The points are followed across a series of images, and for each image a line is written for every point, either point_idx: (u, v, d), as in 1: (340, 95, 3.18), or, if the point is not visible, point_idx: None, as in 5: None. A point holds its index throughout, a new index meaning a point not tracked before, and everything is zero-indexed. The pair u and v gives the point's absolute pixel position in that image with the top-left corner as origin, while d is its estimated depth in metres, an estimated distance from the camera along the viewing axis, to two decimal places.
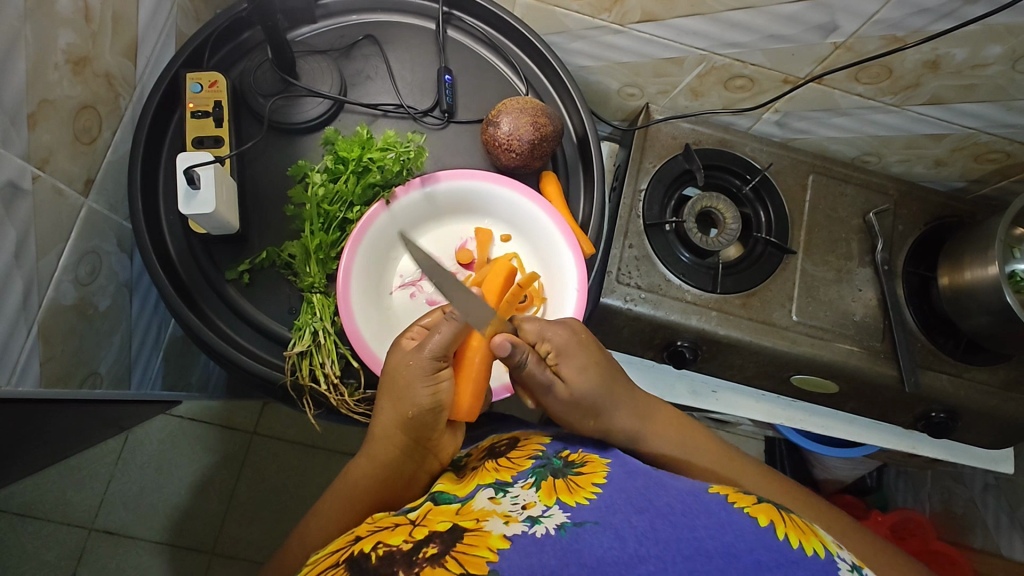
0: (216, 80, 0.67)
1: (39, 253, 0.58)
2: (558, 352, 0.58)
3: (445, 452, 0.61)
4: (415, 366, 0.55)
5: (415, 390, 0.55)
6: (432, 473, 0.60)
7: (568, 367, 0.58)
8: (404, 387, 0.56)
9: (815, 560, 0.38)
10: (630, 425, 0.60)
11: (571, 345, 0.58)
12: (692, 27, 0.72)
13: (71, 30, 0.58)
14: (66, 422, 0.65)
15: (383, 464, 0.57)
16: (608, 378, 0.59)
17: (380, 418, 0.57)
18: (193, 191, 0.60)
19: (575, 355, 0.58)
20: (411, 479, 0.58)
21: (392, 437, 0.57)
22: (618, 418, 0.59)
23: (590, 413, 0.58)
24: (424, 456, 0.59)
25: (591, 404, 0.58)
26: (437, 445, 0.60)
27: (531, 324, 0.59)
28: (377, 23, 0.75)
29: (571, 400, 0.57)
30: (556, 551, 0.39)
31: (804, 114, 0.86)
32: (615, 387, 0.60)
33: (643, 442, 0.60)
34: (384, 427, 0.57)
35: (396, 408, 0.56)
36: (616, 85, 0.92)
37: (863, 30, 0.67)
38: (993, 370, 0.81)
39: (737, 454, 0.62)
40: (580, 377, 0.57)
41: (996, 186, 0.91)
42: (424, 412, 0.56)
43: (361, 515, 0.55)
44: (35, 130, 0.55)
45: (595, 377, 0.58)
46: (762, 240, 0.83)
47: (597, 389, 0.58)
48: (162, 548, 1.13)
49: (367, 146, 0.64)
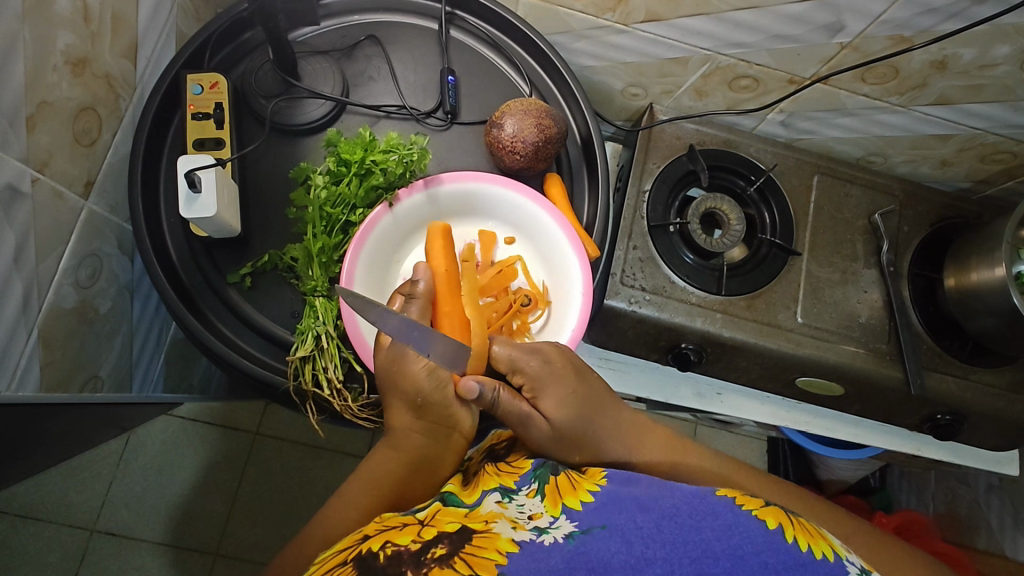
0: (217, 82, 0.66)
1: (39, 257, 0.58)
2: (533, 384, 0.59)
3: (465, 426, 0.61)
4: (401, 356, 0.58)
5: (413, 370, 0.57)
6: (455, 455, 0.60)
7: (544, 397, 0.58)
8: (402, 372, 0.57)
9: (823, 564, 0.38)
10: (623, 451, 0.58)
11: (545, 375, 0.59)
12: (697, 27, 0.71)
13: (69, 31, 0.57)
14: (66, 424, 0.65)
15: (401, 451, 0.56)
16: (590, 405, 0.59)
17: (392, 410, 0.58)
18: (194, 195, 0.59)
19: (550, 385, 0.58)
20: (433, 466, 0.57)
21: (408, 425, 0.57)
22: (608, 448, 0.58)
23: (574, 446, 0.57)
24: (446, 438, 0.59)
25: (574, 434, 0.57)
26: (455, 423, 0.60)
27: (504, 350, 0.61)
28: (379, 24, 0.74)
29: (551, 432, 0.57)
30: (564, 555, 0.38)
31: (810, 114, 0.85)
32: (598, 414, 0.59)
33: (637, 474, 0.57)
34: (398, 416, 0.58)
35: (404, 396, 0.58)
36: (619, 85, 0.91)
37: (870, 30, 0.66)
38: (1000, 372, 0.81)
39: (736, 460, 0.59)
40: (558, 407, 0.57)
41: (1002, 187, 0.90)
42: (431, 388, 0.58)
43: (373, 507, 0.51)
44: (34, 133, 0.54)
45: (574, 406, 0.58)
46: (767, 242, 0.82)
47: (577, 418, 0.57)
48: (164, 549, 1.13)
49: (369, 147, 0.63)
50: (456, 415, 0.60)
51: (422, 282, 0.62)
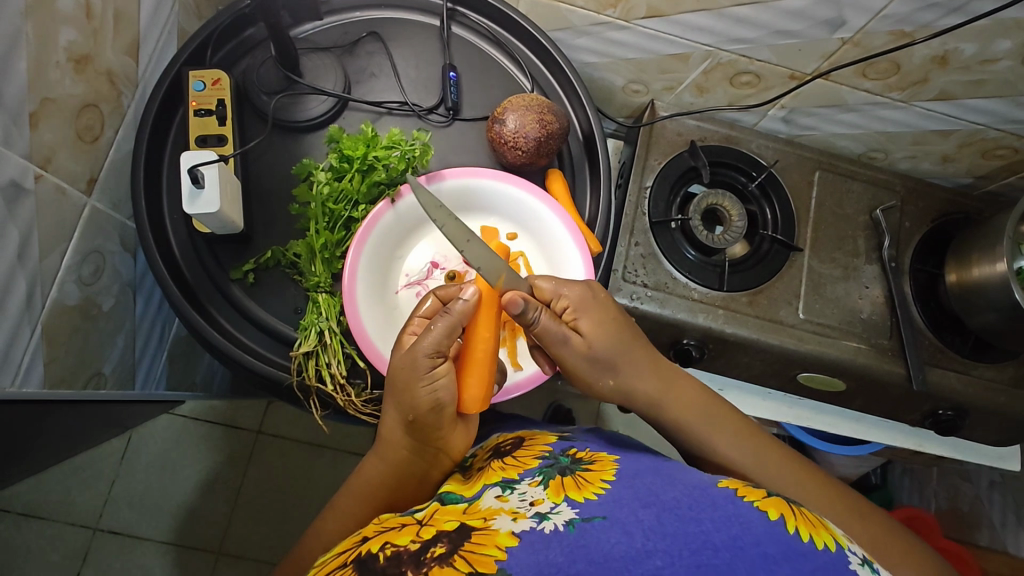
0: (218, 78, 0.66)
1: (42, 254, 0.58)
2: (574, 309, 0.58)
3: (455, 449, 0.59)
4: (412, 364, 0.53)
5: (413, 389, 0.53)
6: (448, 462, 0.59)
7: (584, 321, 0.57)
8: (404, 387, 0.53)
9: (825, 555, 0.38)
10: (651, 387, 0.59)
11: (586, 300, 0.58)
12: (698, 22, 0.71)
13: (73, 27, 0.57)
14: (70, 422, 0.65)
15: (390, 465, 0.56)
16: (625, 335, 0.59)
17: (387, 420, 0.56)
18: (197, 190, 0.60)
19: (591, 310, 0.58)
20: (419, 480, 0.58)
21: (398, 439, 0.56)
22: (636, 378, 0.59)
23: (605, 370, 0.59)
24: (434, 457, 0.57)
25: (605, 357, 0.58)
26: (446, 445, 0.58)
27: (546, 280, 0.59)
28: (381, 20, 0.74)
29: (586, 355, 0.58)
30: (564, 547, 0.38)
31: (812, 110, 0.85)
32: (633, 343, 0.59)
33: (662, 409, 0.60)
34: (389, 428, 0.56)
35: (399, 410, 0.55)
36: (620, 81, 0.91)
37: (871, 26, 0.66)
38: (1001, 368, 0.81)
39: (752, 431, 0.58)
40: (597, 332, 0.57)
41: (1003, 182, 0.90)
42: (424, 412, 0.53)
43: (366, 518, 0.55)
44: (37, 130, 0.54)
45: (612, 332, 0.58)
46: (768, 238, 0.82)
47: (611, 344, 0.58)
48: (167, 547, 1.13)
49: (372, 144, 0.63)
50: (445, 439, 0.57)
51: (464, 301, 0.54)
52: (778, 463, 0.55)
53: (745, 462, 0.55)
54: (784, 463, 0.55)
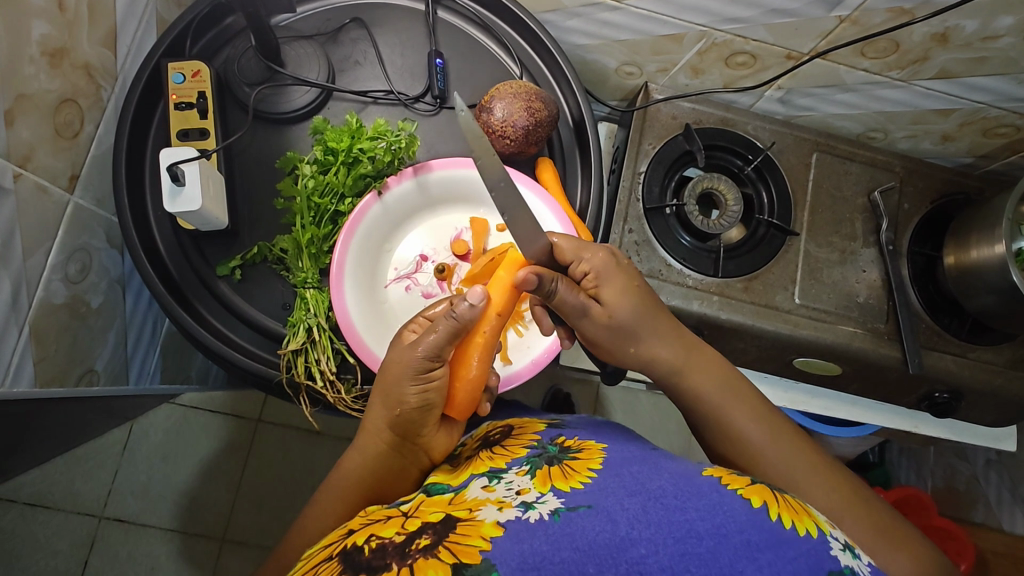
0: (198, 70, 0.65)
1: (26, 253, 0.57)
2: (596, 276, 0.58)
3: (435, 450, 0.60)
4: (408, 363, 0.53)
5: (404, 388, 0.54)
6: (425, 467, 0.59)
7: (606, 291, 0.58)
8: (393, 382, 0.54)
9: (806, 540, 0.38)
10: (670, 355, 0.59)
11: (608, 269, 0.58)
12: (692, 2, 0.69)
13: (45, 20, 0.56)
14: (66, 419, 0.65)
15: (368, 458, 0.56)
16: (648, 307, 0.59)
17: (372, 409, 0.57)
18: (177, 188, 0.59)
19: (613, 278, 0.58)
20: (394, 479, 0.57)
21: (379, 432, 0.56)
22: (658, 345, 0.59)
23: (627, 339, 0.59)
24: (414, 452, 0.58)
25: (629, 328, 0.58)
26: (426, 442, 0.58)
27: (565, 242, 0.58)
28: (365, 6, 0.72)
29: (607, 325, 0.58)
30: (548, 536, 0.38)
31: (809, 90, 0.83)
32: (655, 315, 0.59)
33: (683, 376, 0.59)
34: (375, 416, 0.56)
35: (385, 401, 0.55)
36: (614, 63, 0.89)
37: (869, 3, 0.64)
38: (999, 350, 0.80)
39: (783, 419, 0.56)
40: (618, 301, 0.58)
41: (1005, 161, 0.89)
42: (411, 411, 0.55)
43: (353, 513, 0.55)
44: (13, 127, 0.53)
45: (635, 302, 0.58)
46: (764, 222, 0.81)
47: (634, 315, 0.58)
48: (172, 535, 1.15)
49: (357, 135, 0.62)
50: (427, 435, 0.58)
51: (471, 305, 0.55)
52: (791, 446, 0.53)
53: (760, 437, 0.54)
54: (801, 453, 0.53)
